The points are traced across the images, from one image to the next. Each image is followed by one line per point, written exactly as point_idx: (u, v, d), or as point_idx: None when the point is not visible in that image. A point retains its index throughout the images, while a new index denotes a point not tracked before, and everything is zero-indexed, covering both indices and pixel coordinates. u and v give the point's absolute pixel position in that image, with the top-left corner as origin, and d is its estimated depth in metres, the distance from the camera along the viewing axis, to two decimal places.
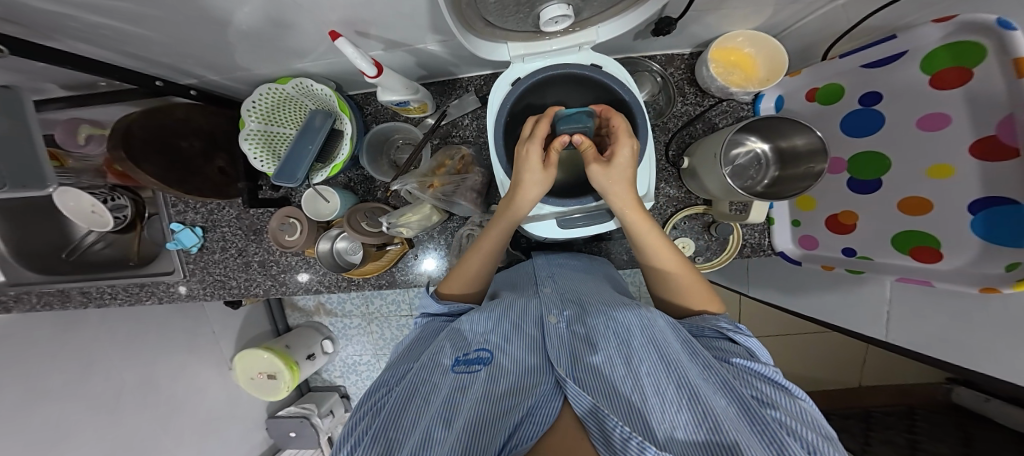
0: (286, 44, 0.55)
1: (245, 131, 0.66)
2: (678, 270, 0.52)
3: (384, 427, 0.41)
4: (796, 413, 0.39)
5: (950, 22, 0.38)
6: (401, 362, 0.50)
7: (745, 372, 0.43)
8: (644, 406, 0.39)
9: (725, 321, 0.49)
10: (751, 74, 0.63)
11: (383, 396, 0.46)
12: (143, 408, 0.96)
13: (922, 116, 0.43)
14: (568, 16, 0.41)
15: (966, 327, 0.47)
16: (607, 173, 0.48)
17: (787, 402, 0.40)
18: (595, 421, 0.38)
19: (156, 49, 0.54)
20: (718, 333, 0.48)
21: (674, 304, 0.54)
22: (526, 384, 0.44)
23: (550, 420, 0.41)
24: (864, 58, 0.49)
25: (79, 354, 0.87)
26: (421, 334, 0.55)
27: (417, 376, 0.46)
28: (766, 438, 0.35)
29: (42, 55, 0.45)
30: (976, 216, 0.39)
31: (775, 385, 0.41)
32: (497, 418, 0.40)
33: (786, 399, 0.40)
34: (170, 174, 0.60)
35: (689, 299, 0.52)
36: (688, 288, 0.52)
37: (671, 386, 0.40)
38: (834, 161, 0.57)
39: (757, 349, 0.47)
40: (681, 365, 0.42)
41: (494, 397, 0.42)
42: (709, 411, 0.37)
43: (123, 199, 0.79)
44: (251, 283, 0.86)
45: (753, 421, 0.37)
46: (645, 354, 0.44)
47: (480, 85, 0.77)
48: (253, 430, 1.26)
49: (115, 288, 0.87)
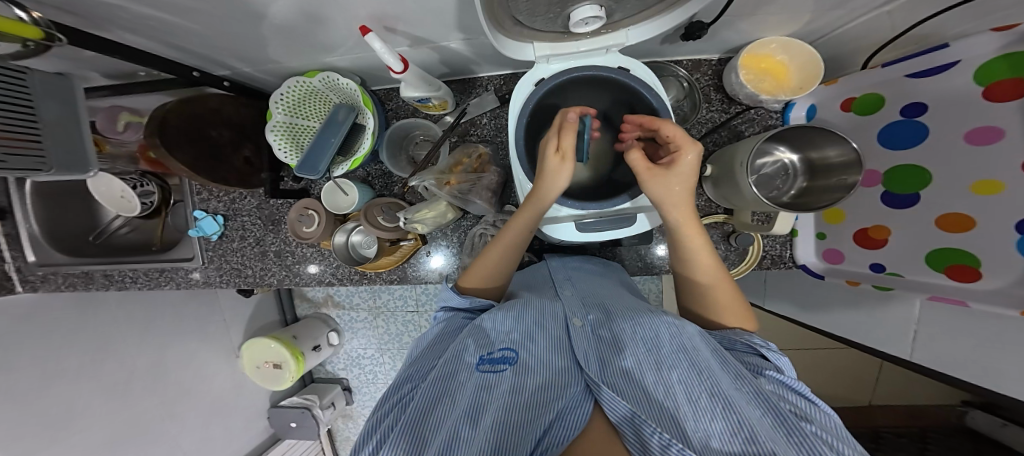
0: (318, 37, 0.56)
1: (272, 123, 0.68)
2: (714, 279, 0.51)
3: (412, 424, 0.41)
4: (828, 427, 0.37)
5: (1011, 30, 0.37)
6: (423, 359, 0.50)
7: (778, 385, 0.41)
8: (679, 413, 0.38)
9: (757, 337, 0.47)
10: (784, 82, 0.61)
11: (407, 393, 0.46)
12: (152, 393, 0.98)
13: (971, 129, 0.41)
14: (599, 17, 0.41)
15: (1001, 351, 0.45)
16: (671, 175, 0.47)
17: (818, 415, 0.38)
18: (631, 427, 0.38)
19: (196, 40, 0.55)
20: (751, 349, 0.46)
21: (703, 318, 0.52)
22: (556, 385, 0.43)
23: (581, 426, 0.41)
24: (909, 68, 0.48)
25: (96, 337, 0.90)
26: (443, 330, 0.54)
27: (442, 374, 0.45)
28: (806, 448, 0.33)
29: (92, 44, 0.47)
30: (1023, 235, 0.36)
31: (805, 398, 0.40)
32: (528, 420, 0.39)
33: (814, 408, 0.39)
34: (199, 162, 0.62)
35: (720, 311, 0.51)
36: (722, 301, 0.50)
37: (703, 394, 0.38)
38: (868, 173, 0.55)
39: (787, 362, 0.45)
40: (713, 373, 0.40)
41: (519, 400, 0.41)
42: (746, 421, 0.35)
43: (151, 185, 0.83)
44: (266, 272, 0.87)
45: (790, 432, 0.35)
46: (676, 361, 0.42)
47: (500, 84, 0.77)
48: (255, 419, 1.27)
49: (136, 272, 0.89)
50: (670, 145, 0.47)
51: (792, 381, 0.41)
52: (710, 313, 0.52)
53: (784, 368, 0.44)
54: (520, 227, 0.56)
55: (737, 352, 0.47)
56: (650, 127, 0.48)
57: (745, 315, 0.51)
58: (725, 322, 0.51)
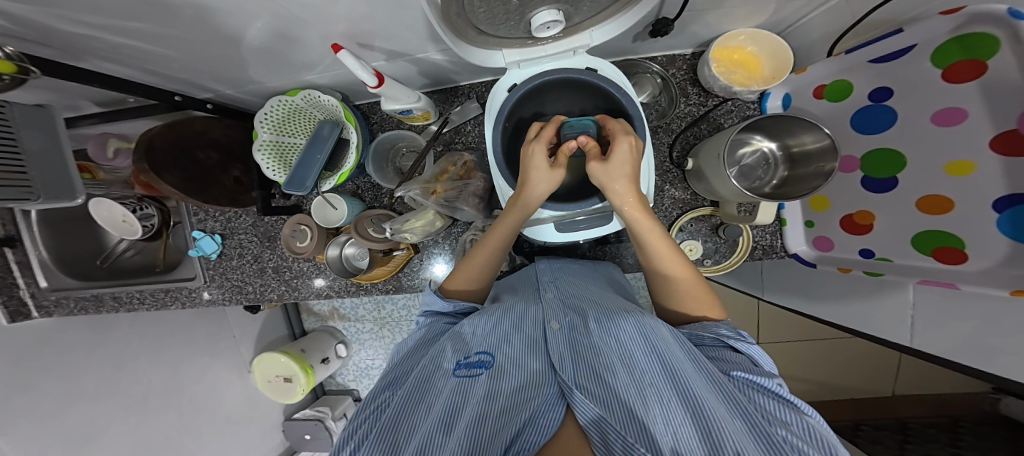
0: (293, 57, 0.58)
1: (258, 142, 0.69)
2: (676, 268, 0.50)
3: (386, 431, 0.42)
4: (799, 426, 0.37)
5: (957, 14, 0.36)
6: (404, 365, 0.52)
7: (753, 386, 0.41)
8: (646, 416, 0.39)
9: (726, 328, 0.47)
10: (756, 73, 0.60)
11: (386, 398, 0.48)
12: (168, 409, 1.00)
13: (936, 111, 0.40)
14: (559, 21, 0.42)
15: (997, 333, 0.44)
16: (605, 169, 0.47)
17: (792, 416, 0.38)
18: (597, 430, 0.39)
19: (174, 66, 0.57)
20: (719, 342, 0.46)
21: (673, 309, 0.52)
22: (530, 388, 0.44)
23: (553, 427, 0.41)
24: (872, 53, 0.47)
25: (113, 358, 0.92)
26: (424, 333, 0.56)
27: (420, 379, 0.47)
28: (768, 449, 0.34)
29: (72, 75, 0.49)
30: (1001, 215, 0.36)
31: (779, 399, 0.40)
32: (499, 424, 0.40)
33: (784, 404, 0.39)
34: (189, 185, 0.63)
35: (688, 303, 0.50)
36: (688, 294, 0.50)
37: (674, 398, 0.39)
38: (846, 159, 0.54)
39: (760, 354, 0.45)
40: (684, 376, 0.40)
41: (493, 405, 0.42)
42: (713, 425, 0.36)
43: (151, 208, 0.84)
44: (266, 288, 0.89)
45: (756, 435, 0.36)
46: (649, 365, 0.43)
47: (481, 92, 0.78)
48: (269, 432, 1.29)
49: (143, 292, 0.92)
50: (616, 138, 0.47)
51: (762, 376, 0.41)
52: (677, 305, 0.52)
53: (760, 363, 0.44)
54: (508, 232, 0.56)
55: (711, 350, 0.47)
56: (612, 122, 0.50)
57: (713, 304, 0.50)
58: (692, 313, 0.51)
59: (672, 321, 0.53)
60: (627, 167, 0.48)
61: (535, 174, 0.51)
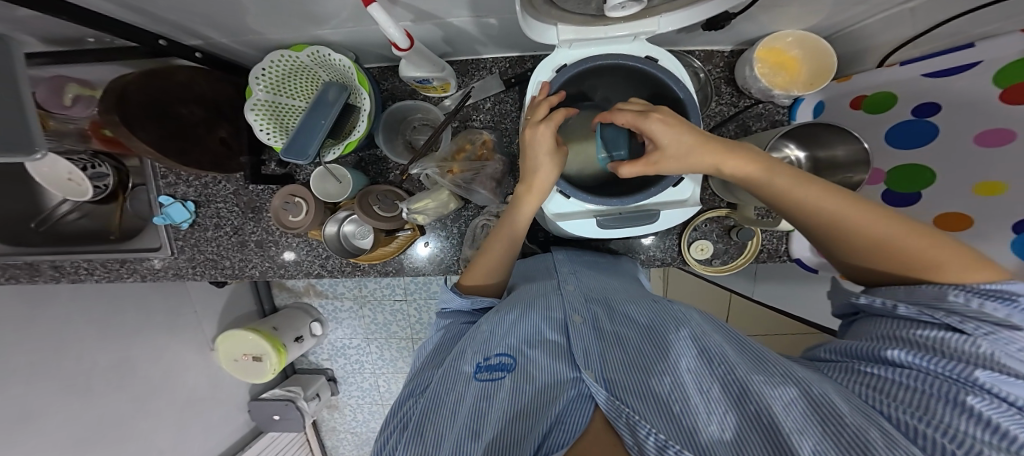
0: (311, 8, 0.50)
1: (252, 100, 0.60)
2: (868, 226, 0.37)
3: (414, 440, 0.42)
4: (957, 420, 0.28)
5: None
6: (423, 371, 0.51)
7: (906, 368, 0.33)
8: (685, 409, 0.38)
9: (958, 294, 0.32)
10: (798, 74, 0.60)
11: (409, 408, 0.47)
12: (118, 390, 0.91)
13: (982, 131, 0.41)
14: (637, 1, 0.38)
15: None
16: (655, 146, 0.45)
17: (949, 405, 0.29)
18: (625, 424, 0.38)
19: (163, 4, 0.47)
20: (907, 314, 0.34)
21: (885, 272, 0.38)
22: (553, 387, 0.44)
23: (581, 427, 0.41)
24: (928, 67, 0.47)
25: (51, 332, 0.81)
26: (444, 337, 0.55)
27: (440, 386, 0.46)
28: (836, 437, 0.31)
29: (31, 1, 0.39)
30: (1019, 236, 0.38)
31: (944, 383, 0.30)
32: (524, 425, 0.40)
33: (954, 401, 0.29)
34: (168, 145, 0.54)
35: (918, 264, 0.35)
36: (908, 248, 0.35)
37: (715, 386, 0.39)
38: (875, 171, 0.56)
39: (1018, 345, 0.29)
40: (726, 363, 0.41)
41: (517, 407, 0.42)
42: (765, 409, 0.35)
43: (105, 167, 0.72)
44: (246, 264, 0.81)
45: (825, 420, 0.32)
46: (683, 350, 0.43)
47: (505, 68, 0.73)
48: (235, 411, 1.22)
49: (91, 262, 0.81)
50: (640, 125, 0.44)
51: (932, 364, 0.31)
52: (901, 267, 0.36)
53: (993, 353, 0.29)
54: (519, 218, 0.56)
55: (881, 326, 0.37)
56: (618, 115, 0.46)
57: (967, 258, 0.33)
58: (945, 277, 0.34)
59: (878, 284, 0.40)
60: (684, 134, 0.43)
61: (538, 159, 0.51)
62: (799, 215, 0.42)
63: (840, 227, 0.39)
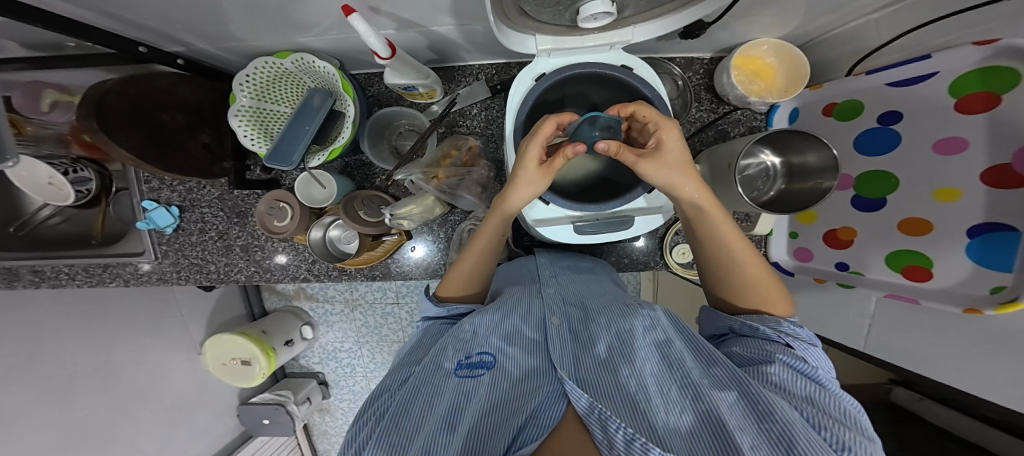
0: (292, 16, 0.50)
1: (236, 106, 0.60)
2: (744, 272, 0.49)
3: (388, 430, 0.42)
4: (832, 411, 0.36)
5: (992, 45, 0.37)
6: (405, 366, 0.51)
7: (788, 368, 0.40)
8: (647, 406, 0.40)
9: (787, 325, 0.45)
10: (774, 78, 0.62)
11: (385, 400, 0.47)
12: (101, 394, 0.89)
13: (938, 139, 0.43)
14: (609, 13, 0.39)
15: (944, 342, 0.51)
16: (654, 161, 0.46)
17: (821, 398, 0.38)
18: (597, 421, 0.38)
19: (141, 11, 0.47)
20: (775, 337, 0.44)
21: (739, 304, 0.50)
22: (530, 385, 0.45)
23: (553, 422, 0.41)
24: (890, 77, 0.49)
25: (29, 334, 0.79)
26: (427, 338, 0.56)
27: (420, 379, 0.47)
28: (770, 431, 0.35)
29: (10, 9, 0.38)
30: (971, 241, 0.40)
31: (811, 382, 0.39)
32: (499, 423, 0.41)
33: (822, 396, 0.38)
34: (149, 151, 0.54)
35: (753, 298, 0.49)
36: (756, 285, 0.48)
37: (674, 387, 0.42)
38: (843, 177, 0.58)
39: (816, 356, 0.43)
40: (683, 366, 0.43)
41: (493, 403, 0.43)
42: (713, 410, 0.38)
43: (88, 172, 0.71)
44: (232, 268, 0.81)
45: (761, 419, 0.36)
46: (648, 355, 0.45)
47: (492, 74, 0.74)
48: (223, 416, 1.21)
49: (73, 268, 0.81)
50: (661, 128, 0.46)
51: (800, 365, 0.40)
52: (743, 298, 0.49)
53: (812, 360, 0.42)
54: (496, 235, 0.57)
55: (754, 341, 0.45)
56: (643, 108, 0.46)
57: (782, 299, 0.48)
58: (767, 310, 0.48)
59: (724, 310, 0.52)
60: (683, 156, 0.46)
61: (522, 174, 0.50)
62: (704, 245, 0.51)
63: (730, 269, 0.49)
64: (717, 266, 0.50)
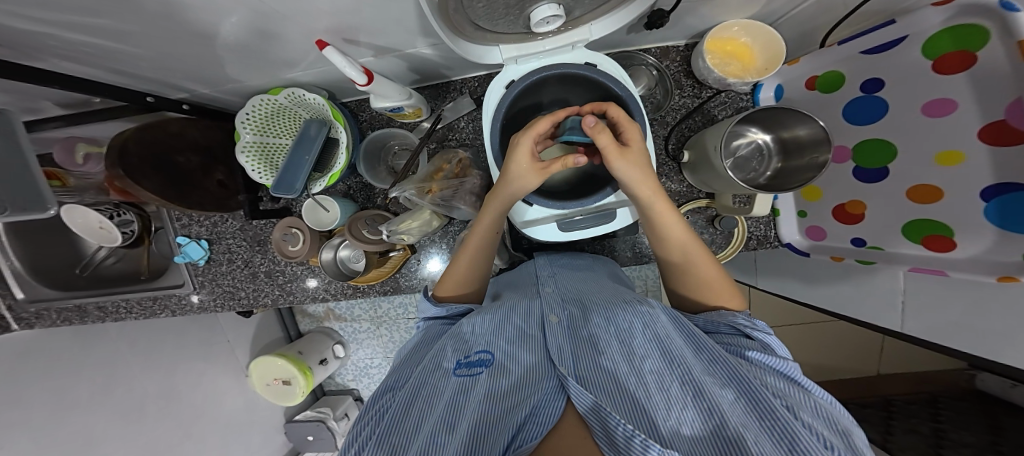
0: (276, 54, 0.55)
1: (241, 143, 0.66)
2: (704, 268, 0.50)
3: (387, 435, 0.42)
4: (808, 405, 0.37)
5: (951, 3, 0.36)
6: (404, 368, 0.52)
7: (762, 367, 0.41)
8: (649, 405, 0.38)
9: (743, 317, 0.47)
10: (750, 59, 0.60)
11: (387, 401, 0.47)
12: (167, 415, 0.98)
13: (929, 101, 0.40)
14: (559, 15, 0.41)
15: (995, 317, 0.45)
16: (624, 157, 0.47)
17: (800, 395, 0.38)
18: (598, 419, 0.37)
19: (143, 64, 0.53)
20: (736, 330, 0.46)
21: (692, 298, 0.52)
22: (527, 383, 0.45)
23: (554, 418, 0.42)
24: (866, 43, 0.47)
25: (102, 367, 0.89)
26: (425, 337, 0.56)
27: (422, 379, 0.47)
28: (771, 426, 0.34)
29: (22, 73, 0.45)
30: (988, 203, 0.36)
31: (785, 378, 0.40)
32: (500, 420, 0.41)
33: (804, 394, 0.38)
34: (171, 190, 0.60)
35: (710, 294, 0.51)
36: (708, 281, 0.50)
37: (675, 383, 0.40)
38: (839, 149, 0.55)
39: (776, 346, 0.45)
40: (683, 361, 0.41)
41: (494, 401, 0.43)
42: (714, 407, 0.36)
43: (129, 214, 0.79)
44: (259, 293, 0.87)
45: (763, 416, 0.35)
46: (648, 352, 0.44)
47: (475, 86, 0.77)
48: (271, 434, 1.29)
49: (129, 301, 0.89)
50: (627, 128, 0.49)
51: (778, 364, 0.41)
52: (700, 296, 0.52)
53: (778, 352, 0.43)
54: (489, 232, 0.58)
55: (729, 338, 0.46)
56: (614, 108, 0.49)
57: (735, 294, 0.51)
58: (716, 303, 0.51)
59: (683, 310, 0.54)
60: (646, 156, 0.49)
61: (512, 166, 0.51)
62: (664, 249, 0.52)
63: (687, 268, 0.51)
64: (672, 265, 0.53)
